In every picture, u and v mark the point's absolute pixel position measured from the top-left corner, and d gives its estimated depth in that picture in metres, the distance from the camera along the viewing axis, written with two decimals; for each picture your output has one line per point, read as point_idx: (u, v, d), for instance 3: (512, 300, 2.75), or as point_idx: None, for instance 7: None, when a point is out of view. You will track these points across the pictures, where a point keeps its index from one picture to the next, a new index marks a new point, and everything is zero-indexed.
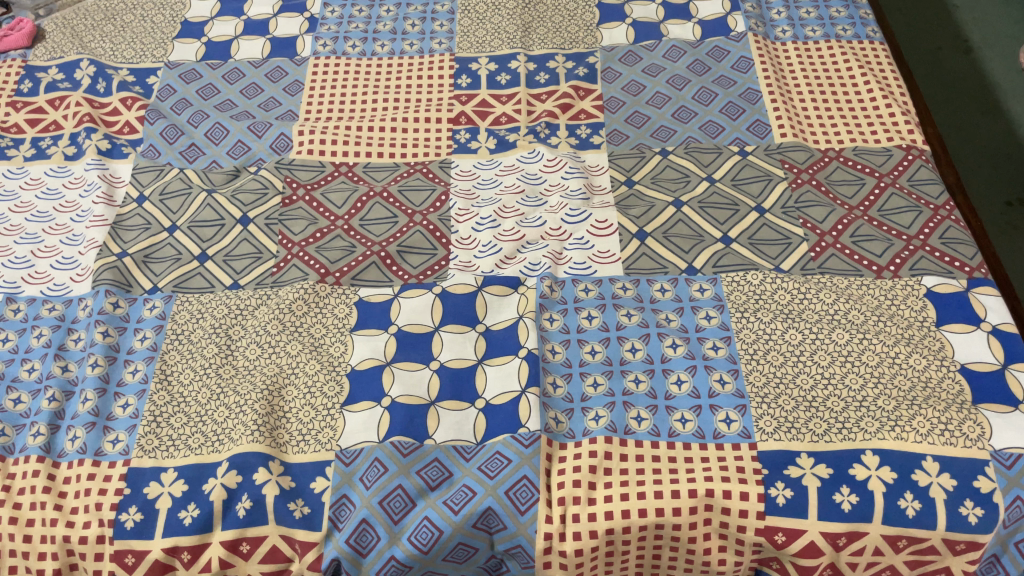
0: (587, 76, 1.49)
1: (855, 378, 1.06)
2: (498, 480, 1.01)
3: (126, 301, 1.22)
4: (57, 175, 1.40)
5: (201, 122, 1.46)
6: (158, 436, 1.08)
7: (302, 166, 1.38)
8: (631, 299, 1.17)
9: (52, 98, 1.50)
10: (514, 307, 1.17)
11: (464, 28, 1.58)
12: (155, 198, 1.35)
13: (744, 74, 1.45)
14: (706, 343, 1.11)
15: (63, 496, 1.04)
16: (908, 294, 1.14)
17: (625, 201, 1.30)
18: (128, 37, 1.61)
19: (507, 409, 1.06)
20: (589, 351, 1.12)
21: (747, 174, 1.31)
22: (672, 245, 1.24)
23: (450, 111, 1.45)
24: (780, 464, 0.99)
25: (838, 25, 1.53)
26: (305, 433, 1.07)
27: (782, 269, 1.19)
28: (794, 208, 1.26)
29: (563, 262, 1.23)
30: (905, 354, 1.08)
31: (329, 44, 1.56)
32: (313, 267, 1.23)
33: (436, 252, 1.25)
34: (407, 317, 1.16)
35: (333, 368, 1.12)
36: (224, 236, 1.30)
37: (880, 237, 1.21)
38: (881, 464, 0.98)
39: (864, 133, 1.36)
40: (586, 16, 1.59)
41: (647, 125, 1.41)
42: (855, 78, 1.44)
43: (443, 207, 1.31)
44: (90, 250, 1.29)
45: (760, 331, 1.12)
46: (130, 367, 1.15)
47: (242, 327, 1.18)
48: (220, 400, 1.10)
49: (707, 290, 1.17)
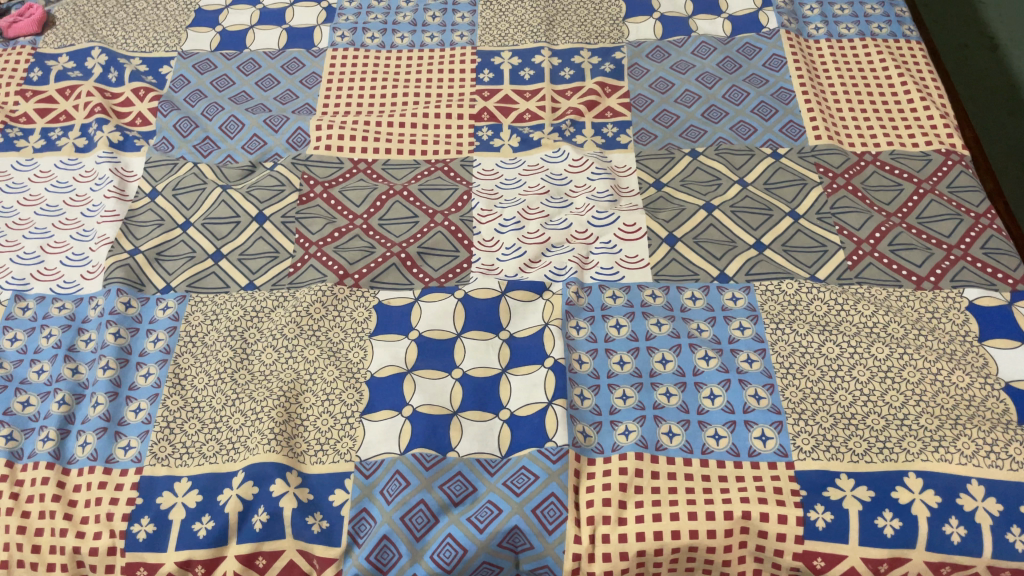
0: (614, 71, 1.45)
1: (895, 395, 1.02)
2: (524, 497, 0.96)
3: (138, 300, 1.19)
4: (68, 168, 1.37)
5: (216, 115, 1.43)
6: (172, 443, 1.04)
7: (320, 162, 1.35)
8: (660, 307, 1.13)
9: (63, 87, 1.47)
10: (539, 313, 1.14)
11: (486, 21, 1.55)
12: (169, 193, 1.32)
13: (776, 72, 1.41)
14: (740, 355, 1.07)
15: (73, 505, 1.00)
16: (949, 307, 1.11)
17: (653, 203, 1.26)
18: (140, 25, 1.58)
19: (532, 420, 1.02)
20: (617, 361, 1.08)
21: (780, 178, 1.27)
22: (702, 250, 1.19)
23: (472, 106, 1.42)
24: (819, 485, 0.95)
25: (873, 23, 1.49)
26: (322, 443, 1.03)
27: (818, 278, 1.15)
28: (830, 214, 1.22)
29: (590, 267, 1.19)
30: (947, 370, 1.04)
31: (347, 35, 1.53)
32: (331, 269, 1.20)
33: (458, 254, 1.22)
34: (429, 323, 1.13)
35: (352, 374, 1.09)
36: (239, 233, 1.26)
37: (919, 246, 1.17)
38: (925, 487, 0.94)
39: (901, 136, 1.32)
40: (612, 9, 1.56)
41: (675, 124, 1.37)
42: (892, 78, 1.39)
43: (465, 207, 1.28)
44: (101, 246, 1.25)
45: (796, 343, 1.07)
46: (142, 370, 1.11)
47: (258, 330, 1.15)
48: (236, 406, 1.06)
49: (740, 299, 1.13)
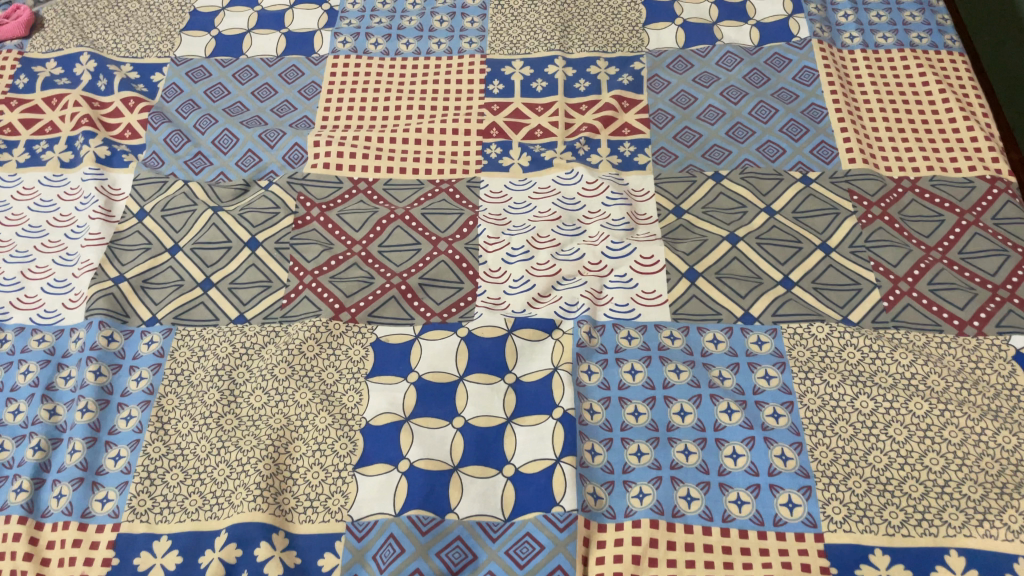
0: (632, 84, 1.36)
1: (935, 458, 0.93)
2: (528, 569, 0.89)
3: (122, 333, 1.12)
4: (52, 184, 1.29)
5: (209, 128, 1.35)
6: (152, 497, 0.97)
7: (318, 182, 1.27)
8: (679, 351, 1.05)
9: (50, 96, 1.40)
10: (548, 356, 1.06)
11: (497, 26, 1.46)
12: (157, 214, 1.24)
13: (807, 87, 1.32)
14: (765, 408, 0.98)
15: (46, 564, 0.93)
16: (994, 356, 1.02)
17: (673, 233, 1.17)
18: (132, 28, 1.50)
19: (538, 480, 0.95)
20: (632, 413, 1.00)
21: (811, 206, 1.18)
22: (725, 287, 1.11)
23: (480, 121, 1.33)
24: (850, 562, 0.87)
25: (912, 32, 1.39)
26: (313, 499, 0.96)
27: (851, 320, 1.06)
28: (864, 248, 1.13)
29: (603, 303, 1.11)
30: (992, 430, 0.95)
31: (349, 41, 1.45)
32: (327, 302, 1.13)
33: (462, 286, 1.14)
34: (429, 364, 1.06)
35: (346, 421, 1.01)
36: (230, 260, 1.19)
37: (962, 286, 1.08)
38: (968, 567, 0.86)
39: (943, 160, 1.22)
40: (632, 14, 1.46)
41: (698, 143, 1.28)
42: (933, 95, 1.30)
43: (470, 233, 1.20)
44: (84, 272, 1.18)
45: (827, 396, 0.99)
46: (123, 413, 1.04)
47: (247, 369, 1.07)
48: (221, 456, 0.99)
49: (766, 344, 1.05)
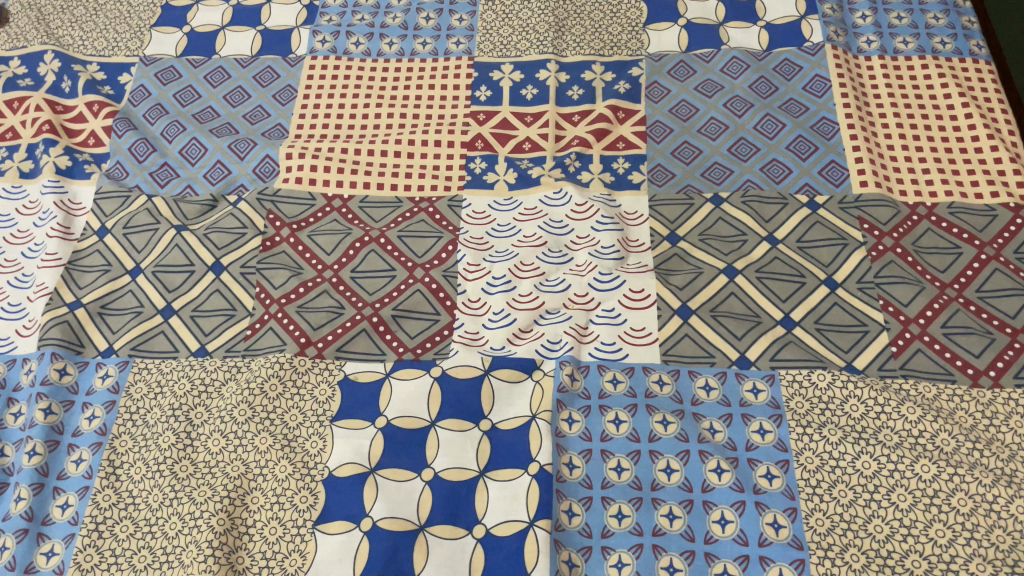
0: (629, 93, 1.27)
1: (941, 529, 0.86)
2: None
3: (76, 366, 1.05)
4: (11, 197, 1.22)
5: (176, 136, 1.27)
6: (99, 551, 0.91)
7: (289, 198, 1.19)
8: (667, 398, 0.97)
9: (10, 98, 1.32)
10: (527, 401, 0.98)
11: (487, 25, 1.36)
12: (119, 232, 1.17)
13: (818, 98, 1.22)
14: (758, 468, 0.91)
15: None
16: (1010, 413, 0.93)
17: (667, 263, 1.09)
18: (100, 23, 1.42)
19: (511, 544, 0.88)
20: (614, 468, 0.92)
21: (816, 235, 1.09)
22: (720, 327, 1.02)
23: (465, 132, 1.24)
24: None
25: (935, 37, 1.29)
26: (269, 558, 0.90)
27: (855, 368, 0.98)
28: (873, 284, 1.04)
29: (588, 340, 1.03)
30: (1006, 498, 0.87)
31: (328, 40, 1.36)
32: (292, 335, 1.05)
33: (438, 317, 1.07)
34: (398, 408, 0.98)
35: (307, 471, 0.95)
36: (193, 285, 1.11)
37: (978, 330, 0.99)
38: None
39: (963, 183, 1.13)
40: (631, 12, 1.36)
41: (697, 160, 1.18)
42: (955, 109, 1.19)
43: (449, 259, 1.12)
44: (39, 296, 1.11)
45: (826, 455, 0.91)
46: (74, 456, 0.98)
47: (205, 409, 1.01)
48: (173, 508, 0.93)
49: (762, 392, 0.97)
